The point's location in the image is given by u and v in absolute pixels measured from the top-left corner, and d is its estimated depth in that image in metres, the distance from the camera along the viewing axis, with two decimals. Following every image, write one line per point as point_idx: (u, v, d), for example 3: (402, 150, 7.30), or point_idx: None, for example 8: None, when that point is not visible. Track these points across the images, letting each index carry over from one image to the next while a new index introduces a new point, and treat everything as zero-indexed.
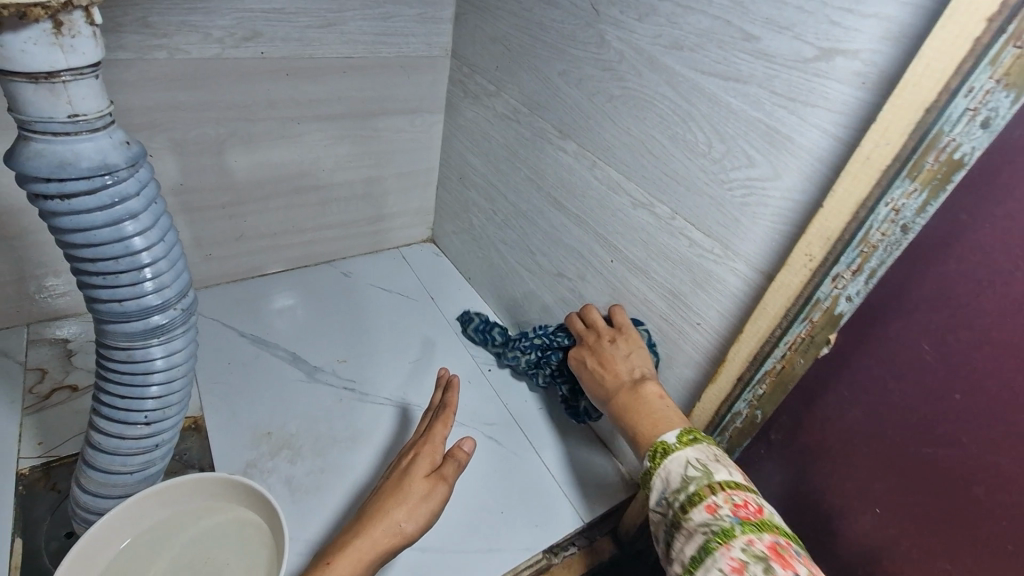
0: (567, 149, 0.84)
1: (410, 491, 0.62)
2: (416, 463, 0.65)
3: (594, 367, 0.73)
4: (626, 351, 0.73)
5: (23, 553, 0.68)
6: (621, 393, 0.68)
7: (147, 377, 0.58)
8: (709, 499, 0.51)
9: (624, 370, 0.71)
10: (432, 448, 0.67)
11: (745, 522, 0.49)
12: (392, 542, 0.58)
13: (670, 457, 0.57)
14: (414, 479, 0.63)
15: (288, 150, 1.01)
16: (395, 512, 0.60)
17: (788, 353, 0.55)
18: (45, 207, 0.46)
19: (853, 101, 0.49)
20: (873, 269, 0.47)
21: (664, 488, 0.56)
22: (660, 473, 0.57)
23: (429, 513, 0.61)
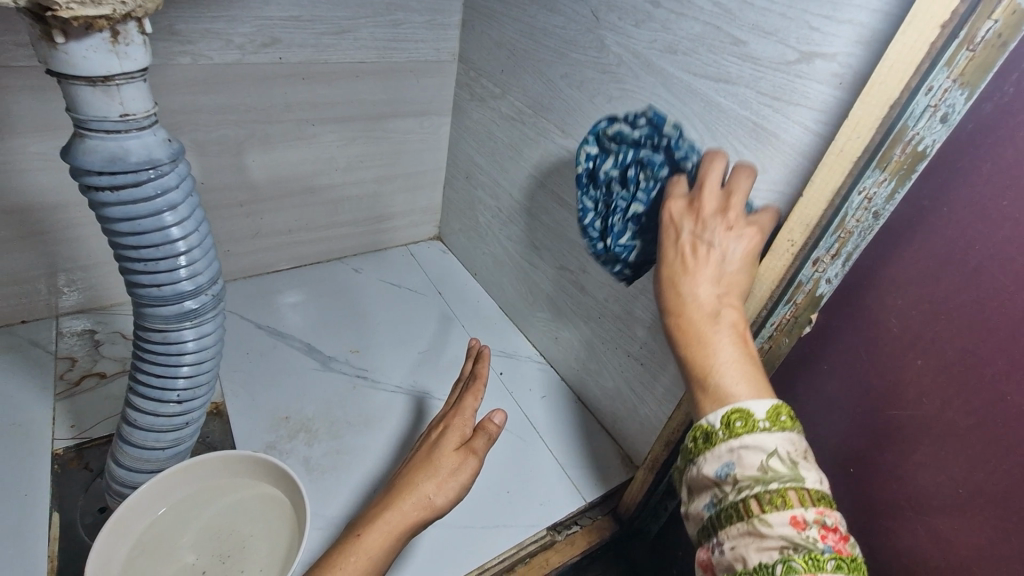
0: (569, 148, 0.89)
1: (440, 465, 0.61)
2: (447, 437, 0.65)
3: (685, 259, 0.52)
4: (735, 248, 0.52)
5: (61, 526, 0.73)
6: (700, 308, 0.49)
7: (180, 357, 0.63)
8: (797, 509, 0.40)
9: (716, 282, 0.50)
10: (462, 423, 0.66)
11: (836, 552, 0.39)
12: (421, 515, 0.58)
13: (757, 437, 0.42)
14: (444, 453, 0.63)
15: (303, 150, 1.05)
16: (427, 485, 0.60)
17: (775, 333, 0.60)
18: (95, 198, 0.51)
19: (831, 99, 0.53)
20: (849, 252, 0.53)
21: (733, 465, 0.43)
22: (733, 446, 0.43)
23: (460, 487, 0.61)
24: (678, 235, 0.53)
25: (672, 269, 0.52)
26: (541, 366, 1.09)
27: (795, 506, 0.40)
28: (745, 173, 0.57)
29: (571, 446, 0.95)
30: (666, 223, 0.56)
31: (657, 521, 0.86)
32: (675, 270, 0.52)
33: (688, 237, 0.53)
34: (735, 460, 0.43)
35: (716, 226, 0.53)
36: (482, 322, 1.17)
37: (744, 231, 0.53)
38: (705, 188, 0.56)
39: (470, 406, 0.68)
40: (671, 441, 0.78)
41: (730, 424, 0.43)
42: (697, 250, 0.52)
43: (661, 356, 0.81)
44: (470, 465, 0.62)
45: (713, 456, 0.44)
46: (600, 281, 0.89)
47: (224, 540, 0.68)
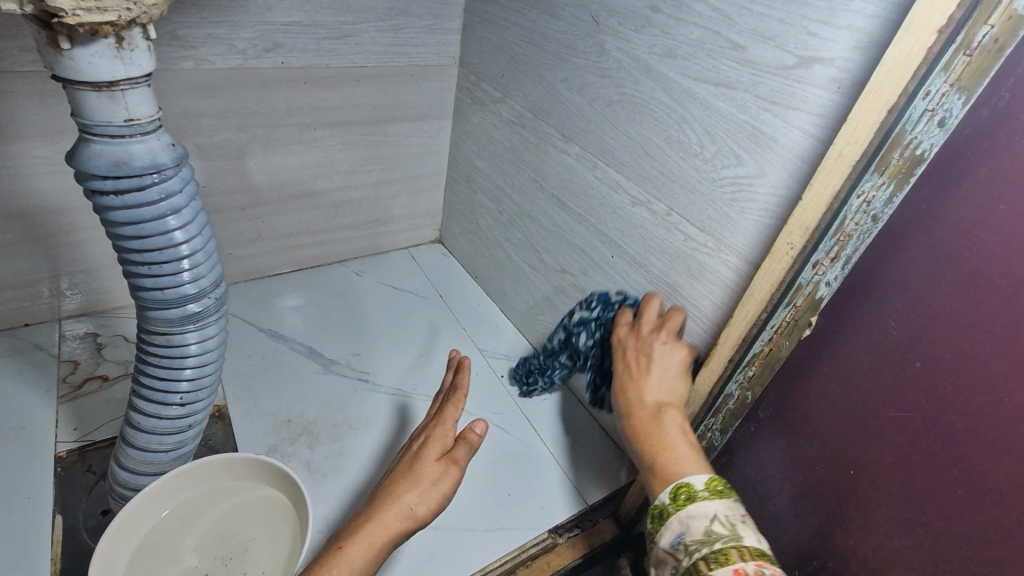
0: (569, 151, 0.89)
1: (422, 475, 0.58)
2: (427, 447, 0.61)
3: (630, 371, 0.68)
4: (670, 362, 0.68)
5: (63, 528, 0.73)
6: (645, 410, 0.63)
7: (183, 360, 0.63)
8: (737, 563, 0.48)
9: (656, 388, 0.65)
10: (444, 432, 0.63)
11: None
12: (403, 526, 0.55)
13: (698, 505, 0.53)
14: (425, 462, 0.59)
15: (305, 154, 1.06)
16: (408, 495, 0.57)
17: (775, 336, 0.61)
18: (100, 202, 0.51)
19: (830, 103, 0.54)
20: (848, 256, 0.53)
21: (684, 534, 0.53)
22: (682, 516, 0.54)
23: (442, 498, 0.58)
24: (624, 354, 0.70)
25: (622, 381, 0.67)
26: None
27: (737, 562, 0.48)
28: (678, 311, 0.73)
29: (572, 448, 0.95)
30: (614, 345, 0.72)
31: None
32: (625, 382, 0.67)
33: (630, 354, 0.69)
34: (685, 528, 0.53)
35: (650, 344, 0.69)
36: (483, 325, 1.17)
37: (675, 347, 0.69)
38: (644, 319, 0.73)
39: (452, 415, 0.65)
40: None
41: (677, 498, 0.54)
42: (641, 365, 0.68)
43: None
44: (453, 475, 0.59)
45: (670, 530, 0.54)
46: (601, 284, 0.89)
47: (227, 544, 0.68)
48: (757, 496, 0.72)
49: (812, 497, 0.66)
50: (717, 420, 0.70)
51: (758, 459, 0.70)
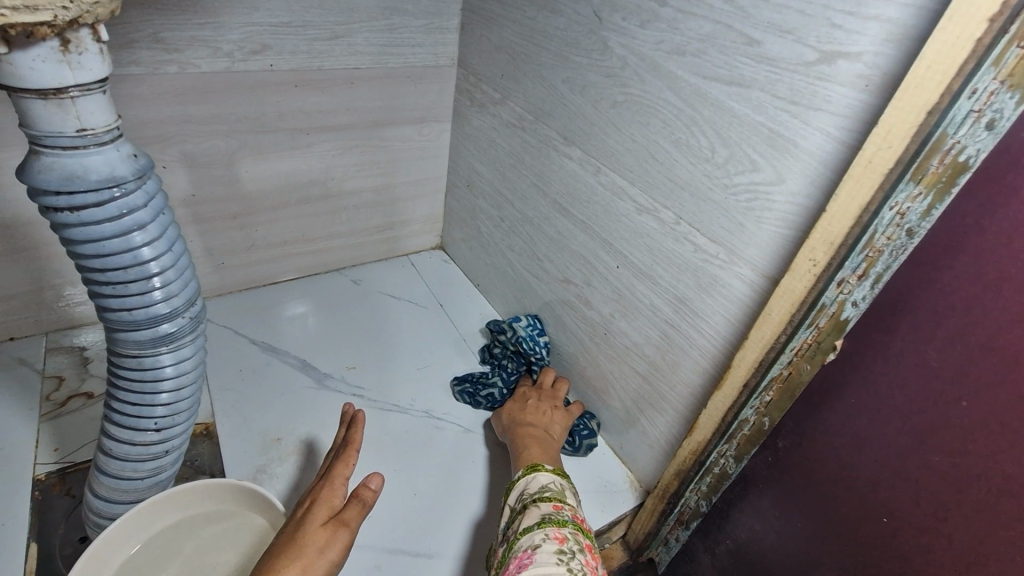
0: (572, 156, 0.84)
1: (305, 546, 0.53)
2: (311, 514, 0.57)
3: (524, 411, 0.87)
4: (557, 411, 0.88)
5: (38, 557, 0.69)
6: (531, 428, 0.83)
7: (157, 384, 0.59)
8: (558, 500, 0.64)
9: (542, 425, 0.84)
10: (331, 496, 0.59)
11: (577, 523, 0.61)
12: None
13: (539, 471, 0.71)
14: (309, 531, 0.55)
15: (298, 159, 1.02)
16: (290, 570, 0.51)
17: (794, 359, 0.54)
18: (56, 219, 0.47)
19: (857, 103, 0.48)
20: (878, 274, 0.47)
21: (523, 489, 0.70)
22: (528, 480, 0.70)
23: (330, 566, 0.54)
24: (523, 401, 0.89)
25: (515, 415, 0.87)
26: None
27: (557, 501, 0.65)
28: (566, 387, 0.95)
29: (573, 465, 0.89)
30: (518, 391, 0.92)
31: (669, 553, 0.79)
32: (517, 417, 0.86)
33: (528, 402, 0.89)
34: (525, 486, 0.70)
35: (544, 400, 0.90)
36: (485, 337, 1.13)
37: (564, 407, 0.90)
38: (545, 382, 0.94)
39: (341, 476, 0.61)
40: (682, 472, 0.72)
41: (527, 470, 0.72)
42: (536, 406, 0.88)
43: (669, 376, 0.76)
44: (342, 539, 0.55)
45: (514, 492, 0.71)
46: (606, 296, 0.84)
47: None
48: (774, 535, 0.67)
49: (838, 539, 0.61)
50: (732, 447, 0.64)
51: (775, 492, 0.66)
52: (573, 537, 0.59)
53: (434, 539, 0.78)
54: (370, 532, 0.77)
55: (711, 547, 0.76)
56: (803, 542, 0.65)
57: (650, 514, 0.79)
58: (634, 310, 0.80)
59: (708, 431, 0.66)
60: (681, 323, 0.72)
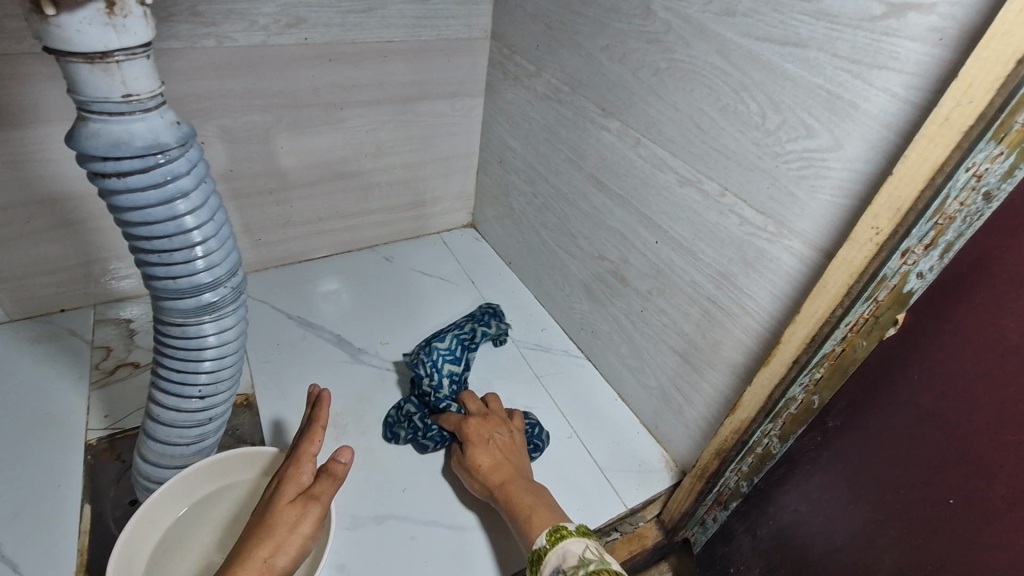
0: (610, 127, 0.82)
1: (275, 524, 0.55)
2: (280, 491, 0.57)
3: (493, 459, 0.74)
4: (515, 440, 0.78)
5: (91, 517, 0.72)
6: (506, 474, 0.72)
7: (200, 352, 0.60)
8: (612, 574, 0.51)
9: (516, 465, 0.74)
10: (297, 472, 0.59)
11: None
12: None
13: (568, 540, 0.58)
14: (278, 509, 0.56)
15: (332, 135, 1.02)
16: (261, 549, 0.53)
17: (849, 335, 0.52)
18: (103, 186, 0.48)
19: (927, 60, 0.45)
20: (949, 242, 0.44)
21: (560, 565, 0.56)
22: (558, 550, 0.58)
23: (304, 540, 0.55)
24: (484, 442, 0.76)
25: (486, 466, 0.73)
26: (579, 362, 1.03)
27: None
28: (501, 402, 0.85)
29: (602, 443, 0.88)
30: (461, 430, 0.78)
31: (705, 533, 0.78)
32: (489, 467, 0.73)
33: (488, 442, 0.76)
34: (562, 558, 0.56)
35: (499, 435, 0.78)
36: (517, 315, 1.12)
37: (517, 430, 0.80)
38: (481, 408, 0.82)
39: (306, 451, 0.60)
40: (722, 451, 0.70)
41: (551, 537, 0.60)
42: (494, 444, 0.76)
43: (709, 355, 0.75)
44: (313, 513, 0.56)
45: (547, 568, 0.57)
46: (644, 272, 0.82)
47: None
48: (824, 518, 0.65)
49: (894, 524, 0.59)
50: (777, 426, 0.62)
51: (826, 472, 0.64)
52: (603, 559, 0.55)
53: (468, 512, 0.78)
54: (406, 503, 0.78)
55: (752, 529, 0.74)
56: (855, 526, 0.63)
57: (687, 493, 0.77)
58: (673, 286, 0.78)
59: (753, 410, 0.64)
60: (724, 299, 0.70)
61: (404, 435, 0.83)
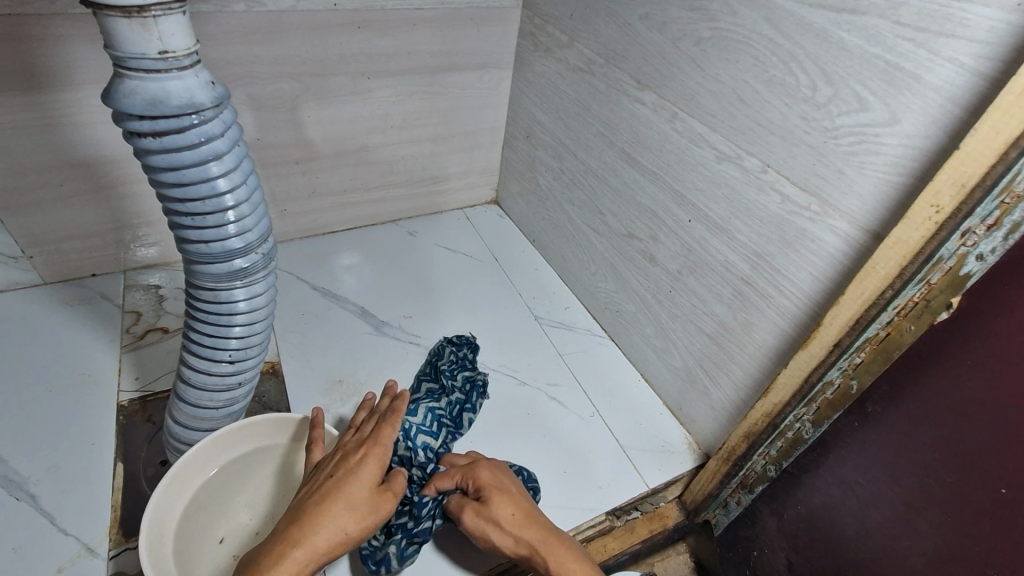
0: (645, 100, 0.79)
1: (362, 502, 0.55)
2: (366, 468, 0.57)
3: (523, 511, 0.63)
4: (519, 480, 0.69)
5: (124, 476, 0.74)
6: (543, 523, 0.63)
7: (231, 318, 0.60)
8: None
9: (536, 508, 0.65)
10: (377, 449, 0.59)
11: None
12: (335, 548, 0.53)
13: None
14: (367, 489, 0.56)
15: (359, 106, 1.01)
16: (348, 522, 0.53)
17: (896, 319, 0.50)
18: (139, 146, 0.48)
19: (1003, 27, 0.42)
20: (1015, 223, 0.41)
21: None
22: None
23: (376, 525, 0.56)
24: (508, 488, 0.66)
25: (518, 516, 0.63)
26: (602, 341, 1.02)
27: None
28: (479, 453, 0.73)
29: (627, 424, 0.88)
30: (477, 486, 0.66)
31: (728, 516, 0.77)
32: (521, 521, 0.62)
33: (511, 492, 0.65)
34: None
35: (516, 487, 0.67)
36: (540, 293, 1.11)
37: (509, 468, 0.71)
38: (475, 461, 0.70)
39: (388, 434, 0.60)
40: (752, 434, 0.69)
41: None
42: (516, 492, 0.66)
43: (741, 337, 0.73)
44: (390, 505, 0.57)
45: None
46: (674, 251, 0.80)
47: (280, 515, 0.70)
48: (856, 501, 0.64)
49: (932, 506, 0.57)
50: (811, 410, 0.60)
51: (860, 455, 0.63)
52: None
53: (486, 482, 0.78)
54: None
55: (778, 511, 0.73)
56: (888, 508, 0.61)
57: (711, 475, 0.77)
58: (705, 266, 0.76)
59: (787, 393, 0.62)
60: (759, 280, 0.68)
61: (400, 545, 0.65)
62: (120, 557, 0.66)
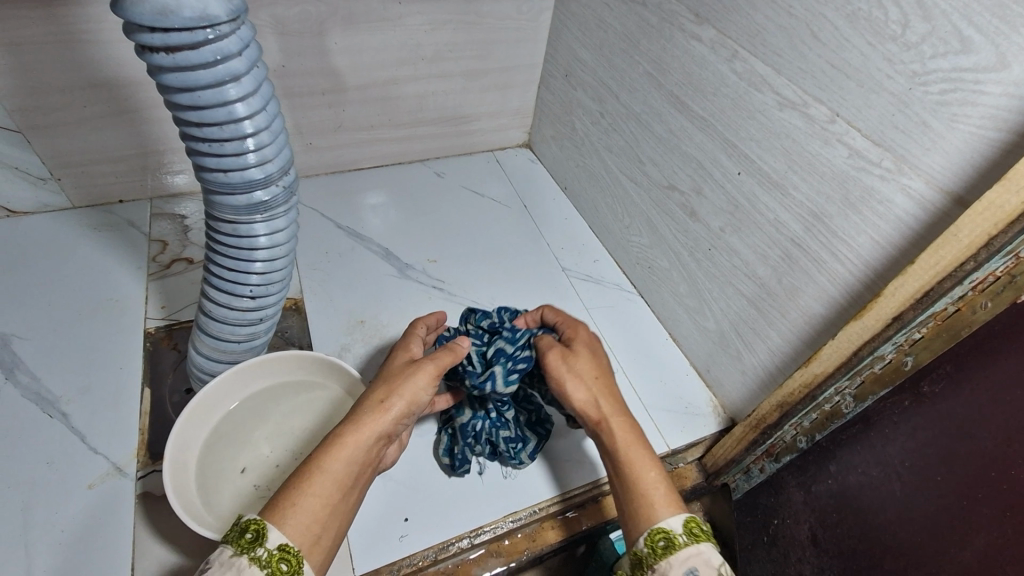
0: (702, 38, 0.71)
1: (393, 375, 0.56)
2: (396, 356, 0.59)
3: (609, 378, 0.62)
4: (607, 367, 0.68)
5: (151, 401, 0.75)
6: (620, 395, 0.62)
7: (252, 252, 0.58)
8: (678, 530, 0.50)
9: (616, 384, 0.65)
10: (409, 345, 0.61)
11: (690, 528, 0.50)
12: (379, 421, 0.52)
13: (677, 547, 0.49)
14: (396, 367, 0.57)
15: (390, 34, 0.94)
16: (379, 391, 0.54)
17: (971, 293, 0.46)
18: (151, 61, 0.44)
19: None
20: None
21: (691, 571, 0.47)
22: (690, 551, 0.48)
23: (417, 394, 0.54)
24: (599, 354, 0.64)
25: (607, 382, 0.61)
26: (631, 297, 0.98)
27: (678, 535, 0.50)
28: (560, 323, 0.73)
29: (653, 384, 0.85)
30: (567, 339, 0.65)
31: (748, 482, 0.74)
32: (603, 381, 0.61)
33: (602, 357, 0.64)
34: (691, 568, 0.47)
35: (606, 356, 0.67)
36: (569, 243, 1.06)
37: None
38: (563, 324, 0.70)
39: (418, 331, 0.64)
40: (786, 404, 0.67)
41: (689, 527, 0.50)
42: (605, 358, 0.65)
43: (784, 302, 0.69)
44: (428, 372, 0.56)
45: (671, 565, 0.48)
46: (719, 206, 0.75)
47: (297, 445, 0.69)
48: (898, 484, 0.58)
49: (993, 503, 0.49)
50: (855, 384, 0.58)
51: (906, 438, 0.56)
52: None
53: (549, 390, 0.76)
54: None
55: (806, 484, 0.68)
56: (939, 499, 0.54)
57: (736, 441, 0.75)
58: (752, 224, 0.70)
59: (831, 364, 0.60)
60: (812, 244, 0.63)
61: (505, 364, 0.62)
62: (147, 478, 0.68)
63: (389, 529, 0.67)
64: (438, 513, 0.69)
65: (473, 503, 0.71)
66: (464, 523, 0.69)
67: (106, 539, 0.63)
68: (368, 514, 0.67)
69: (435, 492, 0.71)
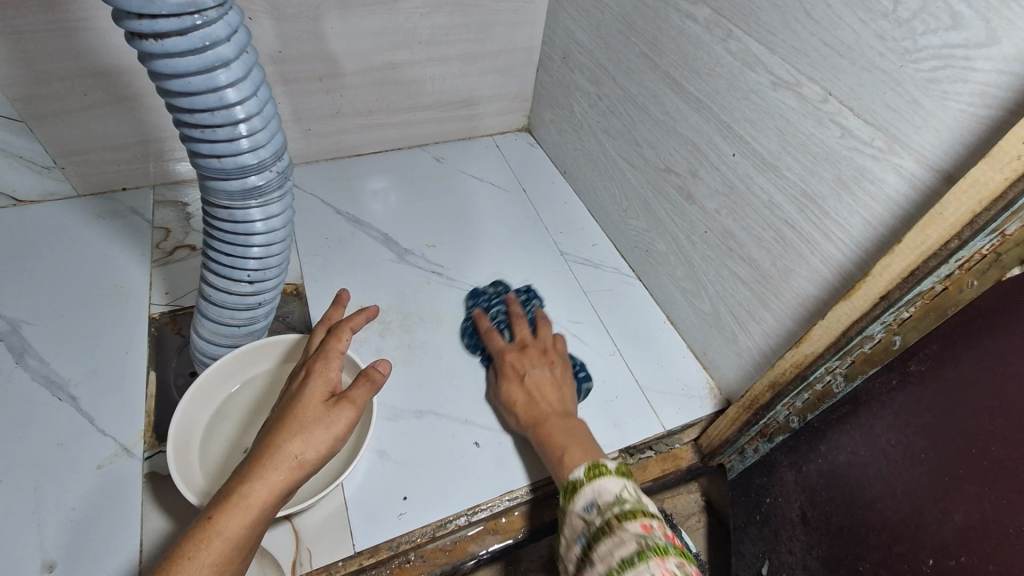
0: (697, 17, 0.70)
1: (306, 419, 0.53)
2: (309, 387, 0.56)
3: (527, 394, 0.74)
4: (553, 372, 0.76)
5: (156, 384, 0.77)
6: (545, 406, 0.72)
7: (248, 237, 0.59)
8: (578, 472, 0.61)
9: (551, 394, 0.73)
10: (327, 373, 0.58)
11: (588, 470, 0.61)
12: (291, 477, 0.50)
13: (585, 487, 0.59)
14: (310, 406, 0.54)
15: (386, 17, 0.94)
16: (293, 443, 0.51)
17: (958, 272, 0.46)
18: (141, 48, 0.45)
19: None
20: None
21: (594, 500, 0.58)
22: (593, 486, 0.59)
23: (333, 440, 0.53)
24: (519, 378, 0.75)
25: (525, 402, 0.73)
26: (629, 280, 0.98)
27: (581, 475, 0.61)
28: (522, 325, 0.82)
29: (648, 368, 0.86)
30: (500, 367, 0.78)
31: (743, 462, 0.75)
32: (523, 400, 0.73)
33: (522, 375, 0.75)
34: (595, 499, 0.58)
35: (538, 364, 0.76)
36: (568, 227, 1.07)
37: (550, 355, 0.78)
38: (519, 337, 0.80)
39: (336, 348, 0.60)
40: (778, 384, 0.66)
41: (589, 470, 0.61)
42: (529, 377, 0.75)
43: (778, 283, 0.69)
44: (346, 414, 0.55)
45: (580, 500, 0.59)
46: (715, 188, 0.74)
47: None
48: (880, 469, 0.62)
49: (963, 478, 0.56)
50: (844, 364, 0.58)
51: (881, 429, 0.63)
52: (682, 570, 0.49)
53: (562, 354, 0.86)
54: (444, 401, 0.78)
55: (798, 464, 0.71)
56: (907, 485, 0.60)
57: (730, 422, 0.75)
58: (746, 204, 0.70)
59: (822, 344, 0.59)
60: (805, 224, 0.63)
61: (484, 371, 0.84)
62: (154, 459, 0.70)
63: (387, 507, 0.69)
64: (432, 495, 0.70)
65: (471, 482, 0.72)
66: (461, 503, 0.70)
67: (117, 517, 0.65)
68: (371, 491, 0.69)
69: (431, 471, 0.72)
